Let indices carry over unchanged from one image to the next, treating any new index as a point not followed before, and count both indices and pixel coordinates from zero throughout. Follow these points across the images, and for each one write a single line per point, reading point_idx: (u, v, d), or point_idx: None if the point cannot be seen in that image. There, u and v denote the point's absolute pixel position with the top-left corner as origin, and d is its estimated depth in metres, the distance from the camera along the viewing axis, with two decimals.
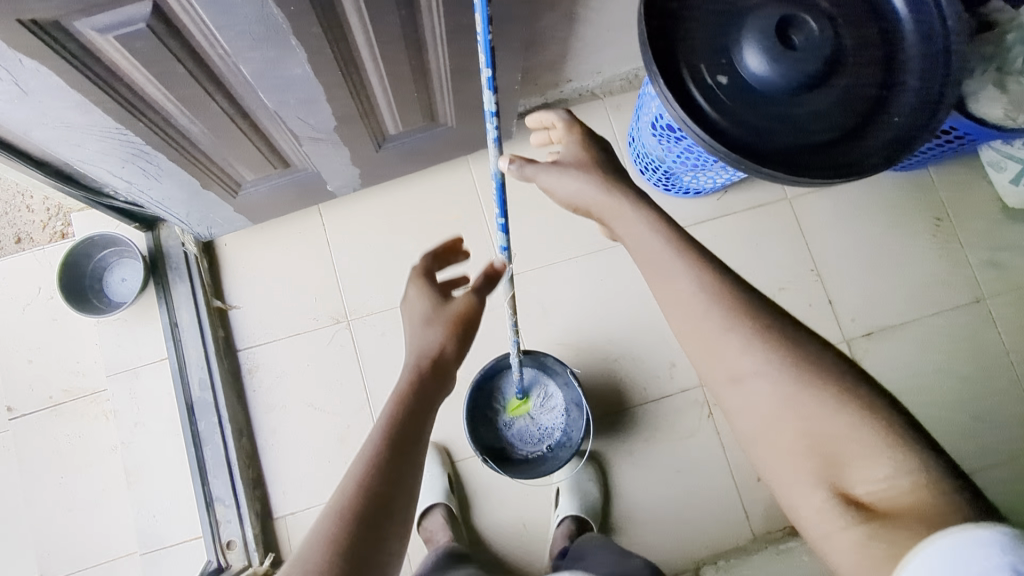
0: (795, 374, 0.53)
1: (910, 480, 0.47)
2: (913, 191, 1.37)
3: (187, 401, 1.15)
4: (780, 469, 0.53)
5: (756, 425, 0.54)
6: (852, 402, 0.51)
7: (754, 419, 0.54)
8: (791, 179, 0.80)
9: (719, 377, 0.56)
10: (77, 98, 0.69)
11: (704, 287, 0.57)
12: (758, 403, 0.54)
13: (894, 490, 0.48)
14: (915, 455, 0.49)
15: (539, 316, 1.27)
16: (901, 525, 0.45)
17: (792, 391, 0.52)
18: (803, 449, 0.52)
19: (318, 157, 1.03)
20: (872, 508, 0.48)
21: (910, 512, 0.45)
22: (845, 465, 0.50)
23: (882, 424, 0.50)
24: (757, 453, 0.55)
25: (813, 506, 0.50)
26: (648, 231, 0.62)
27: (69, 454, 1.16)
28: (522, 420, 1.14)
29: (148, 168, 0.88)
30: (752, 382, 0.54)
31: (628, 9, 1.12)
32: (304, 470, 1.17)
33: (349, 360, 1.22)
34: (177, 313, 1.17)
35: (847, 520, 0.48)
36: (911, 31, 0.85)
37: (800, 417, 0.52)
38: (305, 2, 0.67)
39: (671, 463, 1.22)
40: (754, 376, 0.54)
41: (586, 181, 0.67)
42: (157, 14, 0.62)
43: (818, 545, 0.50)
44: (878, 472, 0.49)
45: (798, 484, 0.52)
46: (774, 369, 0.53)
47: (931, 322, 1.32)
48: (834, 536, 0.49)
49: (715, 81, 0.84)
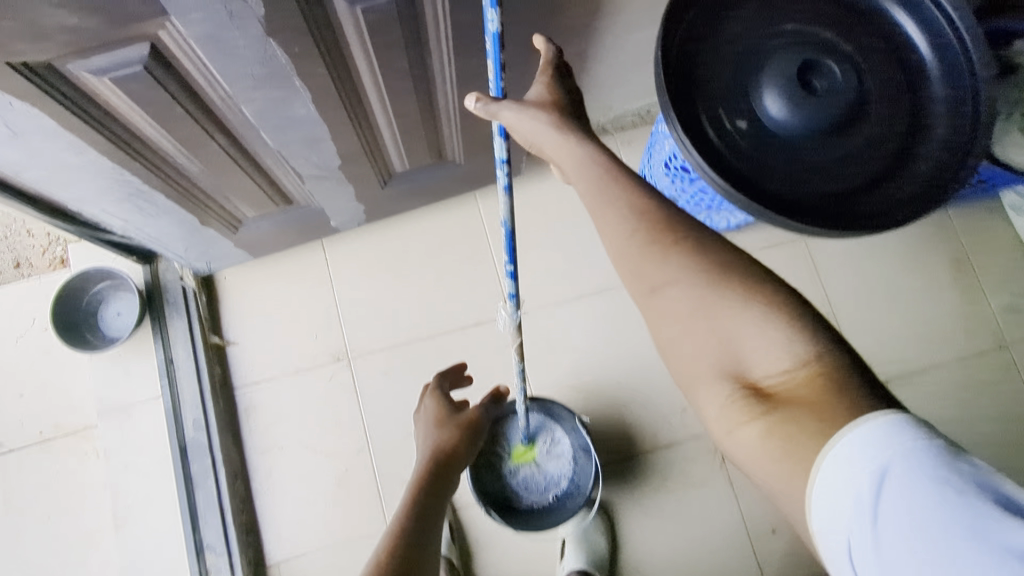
0: (714, 281, 0.50)
1: (807, 372, 0.47)
2: (931, 233, 1.34)
3: (181, 442, 1.11)
4: (687, 369, 0.52)
5: (673, 332, 0.52)
6: (761, 299, 0.50)
7: (673, 326, 0.51)
8: (814, 229, 0.76)
9: (639, 288, 0.52)
10: (71, 139, 0.66)
11: (635, 206, 0.52)
12: (675, 310, 0.51)
13: (795, 383, 0.47)
14: (816, 347, 0.48)
15: (546, 357, 1.23)
16: (795, 419, 0.45)
17: (708, 296, 0.50)
18: (712, 352, 0.50)
19: (321, 194, 1.01)
20: (775, 400, 0.47)
21: (805, 407, 0.46)
22: (749, 360, 0.49)
23: (789, 322, 0.49)
24: (668, 359, 0.53)
25: (718, 402, 0.49)
26: (585, 161, 0.55)
27: (57, 493, 1.11)
28: (528, 468, 1.08)
29: (145, 206, 0.85)
30: (671, 291, 0.51)
31: (641, 46, 1.10)
32: (299, 515, 1.13)
33: (349, 400, 1.18)
34: (173, 349, 1.14)
35: (748, 414, 0.48)
36: (939, 78, 0.81)
37: (710, 318, 0.50)
38: (310, 44, 0.65)
39: (681, 513, 1.17)
40: (675, 283, 0.51)
41: (551, 121, 0.57)
42: (155, 55, 0.60)
43: (723, 441, 0.50)
44: (779, 365, 0.48)
45: (702, 382, 0.50)
46: (692, 276, 0.50)
47: (952, 368, 1.27)
48: (737, 431, 0.48)
49: (734, 125, 0.81)
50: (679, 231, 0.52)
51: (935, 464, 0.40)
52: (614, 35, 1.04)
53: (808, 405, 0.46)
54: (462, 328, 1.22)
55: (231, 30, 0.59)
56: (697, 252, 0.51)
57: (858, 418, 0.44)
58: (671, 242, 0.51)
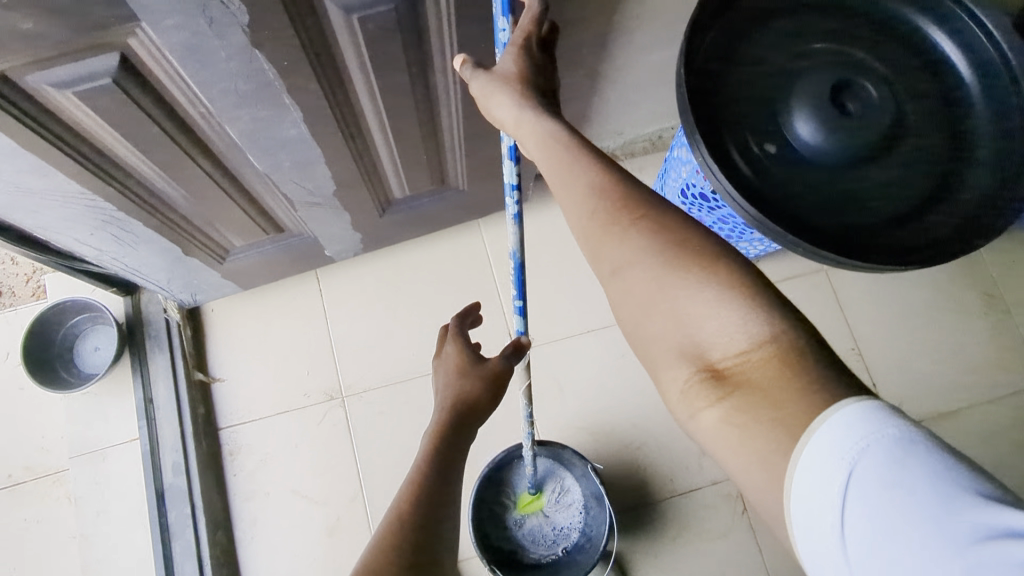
0: (671, 254, 0.42)
1: (764, 346, 0.38)
2: (958, 265, 1.27)
3: (157, 487, 1.02)
4: (647, 351, 0.44)
5: (629, 311, 0.44)
6: (722, 271, 0.41)
7: (630, 305, 0.44)
8: (854, 263, 0.69)
9: (598, 268, 0.46)
10: (33, 161, 0.60)
11: (597, 182, 0.45)
12: (631, 288, 0.43)
13: (750, 366, 0.39)
14: (774, 313, 0.39)
15: (554, 396, 1.15)
16: (753, 407, 0.37)
17: (658, 265, 0.42)
18: (670, 333, 0.42)
19: (315, 222, 0.94)
20: (731, 381, 0.39)
21: (761, 391, 0.37)
22: (706, 333, 0.41)
23: (742, 286, 0.40)
24: (630, 338, 0.46)
25: (677, 388, 0.42)
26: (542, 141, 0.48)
27: (22, 545, 1.03)
28: (535, 518, 1.01)
29: (121, 234, 0.78)
30: (625, 267, 0.44)
31: (655, 69, 1.04)
32: (285, 569, 1.03)
33: (342, 442, 1.09)
34: (153, 387, 1.06)
35: (707, 399, 0.40)
36: (981, 101, 0.75)
37: (666, 295, 0.42)
38: (300, 57, 0.59)
39: (701, 567, 1.08)
40: (631, 262, 0.43)
41: (513, 97, 0.50)
42: (126, 67, 0.53)
43: (691, 430, 0.42)
44: (736, 339, 0.40)
45: (662, 366, 0.43)
46: (644, 248, 0.43)
47: (987, 408, 1.19)
48: (698, 418, 0.40)
49: (763, 150, 0.75)
50: (635, 204, 0.44)
51: (909, 458, 0.31)
52: (626, 57, 0.98)
53: (763, 390, 0.37)
54: None
55: (212, 39, 0.53)
56: (661, 228, 0.43)
57: (825, 407, 0.35)
58: (629, 220, 0.44)
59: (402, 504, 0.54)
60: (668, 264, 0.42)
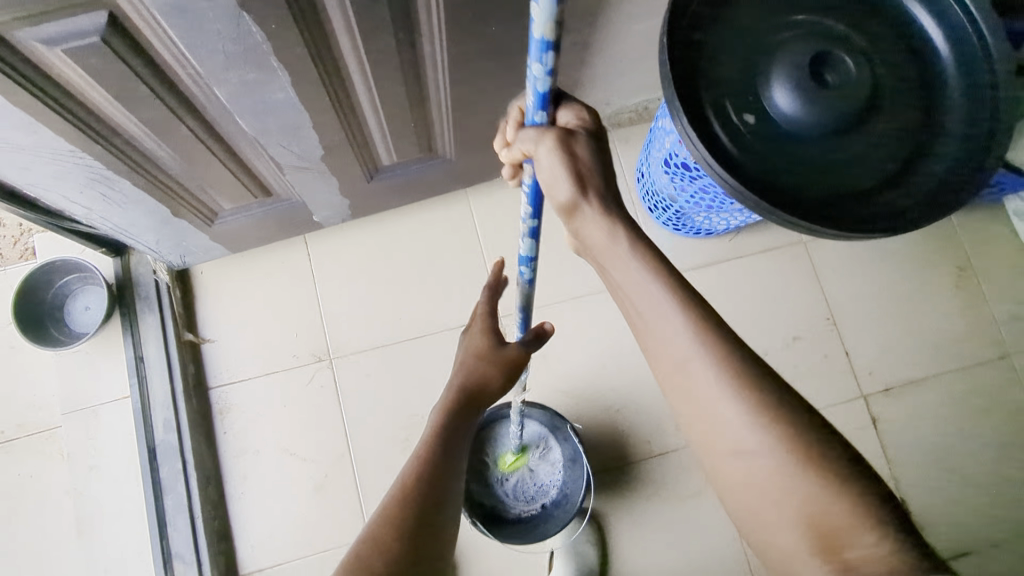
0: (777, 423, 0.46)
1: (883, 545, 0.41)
2: (933, 240, 1.30)
3: (149, 443, 1.05)
4: (755, 517, 0.47)
5: (738, 480, 0.47)
6: (831, 465, 0.45)
7: (739, 475, 0.47)
8: (825, 230, 0.71)
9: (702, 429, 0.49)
10: (23, 118, 0.61)
11: (709, 351, 0.48)
12: (743, 460, 0.47)
13: (864, 556, 0.42)
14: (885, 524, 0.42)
15: (537, 361, 1.18)
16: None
17: (775, 447, 0.46)
18: (779, 498, 0.45)
19: (303, 187, 0.95)
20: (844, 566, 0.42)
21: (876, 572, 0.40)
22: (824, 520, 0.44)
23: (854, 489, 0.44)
24: (734, 505, 0.49)
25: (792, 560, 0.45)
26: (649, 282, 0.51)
27: (17, 498, 1.05)
28: (518, 475, 1.05)
29: (110, 194, 0.80)
30: (737, 439, 0.47)
31: (642, 39, 1.05)
32: (275, 523, 1.07)
33: (329, 403, 1.12)
34: (143, 347, 1.08)
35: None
36: (954, 70, 0.75)
37: (779, 477, 0.45)
38: (288, 20, 0.60)
39: (675, 525, 1.13)
40: (743, 436, 0.47)
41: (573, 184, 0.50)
42: (114, 26, 0.54)
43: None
44: (854, 535, 0.43)
45: (775, 535, 0.46)
46: (759, 427, 0.46)
47: (952, 377, 1.24)
48: None
49: (741, 119, 0.77)
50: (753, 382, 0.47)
51: None
52: (613, 26, 0.99)
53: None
54: (450, 329, 1.16)
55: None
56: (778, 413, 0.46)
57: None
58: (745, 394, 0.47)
59: (400, 495, 0.55)
60: (777, 431, 0.46)
